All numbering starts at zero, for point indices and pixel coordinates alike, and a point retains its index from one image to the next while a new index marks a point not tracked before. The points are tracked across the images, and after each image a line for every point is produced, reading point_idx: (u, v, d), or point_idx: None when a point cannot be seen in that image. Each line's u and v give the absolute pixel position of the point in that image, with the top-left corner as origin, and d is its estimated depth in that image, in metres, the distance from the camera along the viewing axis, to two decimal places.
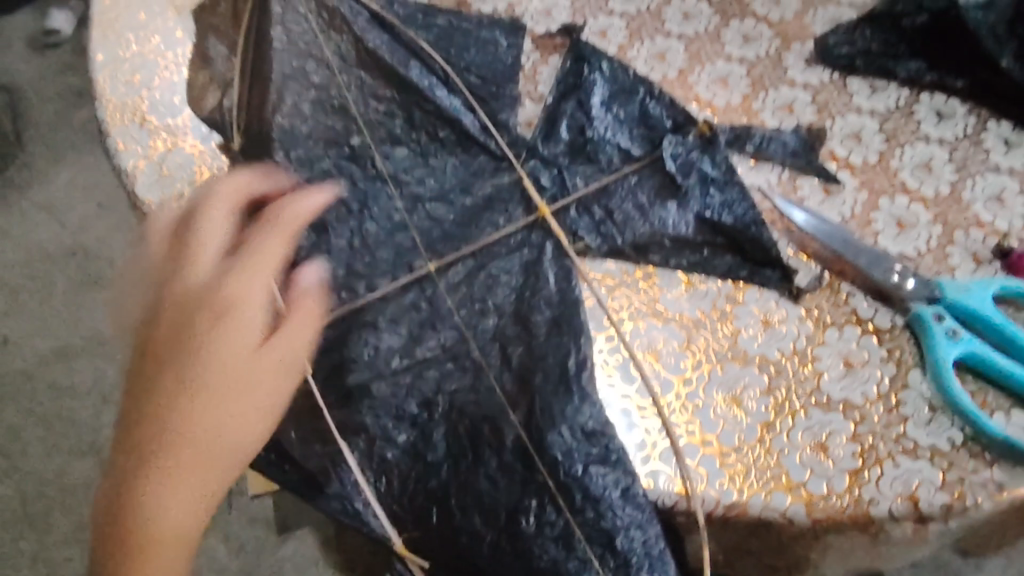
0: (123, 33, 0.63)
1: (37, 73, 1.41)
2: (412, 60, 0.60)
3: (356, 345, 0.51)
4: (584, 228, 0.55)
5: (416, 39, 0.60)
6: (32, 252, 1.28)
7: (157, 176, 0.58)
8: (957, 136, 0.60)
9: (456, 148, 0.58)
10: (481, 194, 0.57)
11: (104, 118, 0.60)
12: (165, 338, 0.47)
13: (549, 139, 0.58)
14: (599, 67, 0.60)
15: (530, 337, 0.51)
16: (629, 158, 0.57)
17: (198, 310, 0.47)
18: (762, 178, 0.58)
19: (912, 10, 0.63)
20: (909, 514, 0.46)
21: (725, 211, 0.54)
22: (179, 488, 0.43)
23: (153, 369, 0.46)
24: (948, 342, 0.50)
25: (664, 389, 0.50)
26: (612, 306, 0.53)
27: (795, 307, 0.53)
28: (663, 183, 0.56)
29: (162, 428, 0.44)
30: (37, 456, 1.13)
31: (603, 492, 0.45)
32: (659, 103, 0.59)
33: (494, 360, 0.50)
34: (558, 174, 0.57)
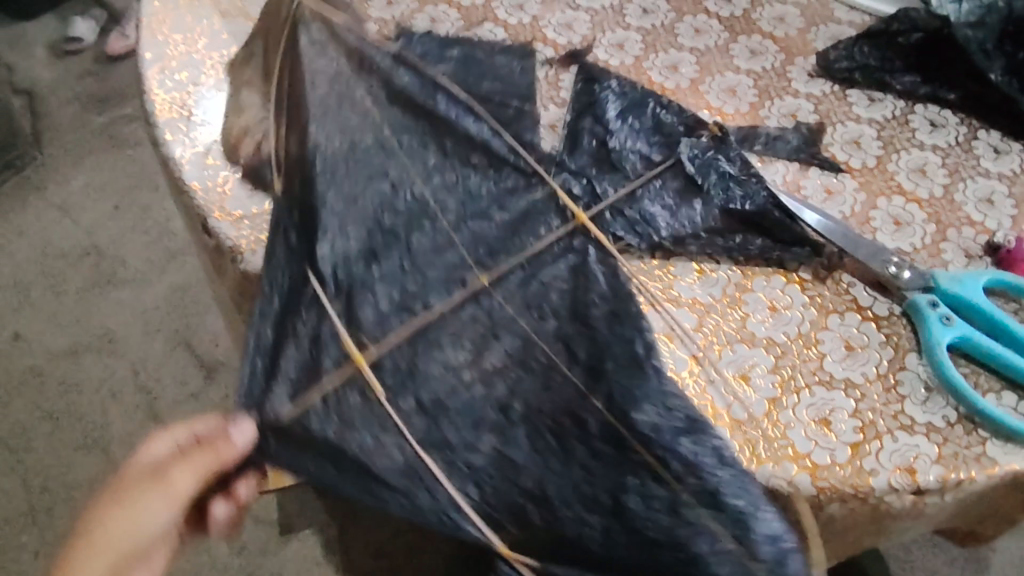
0: (171, 34, 0.69)
1: (60, 78, 1.49)
2: (438, 93, 0.62)
3: (425, 360, 0.51)
4: (620, 229, 0.59)
5: (437, 76, 0.63)
6: (46, 251, 1.31)
7: (202, 165, 0.63)
8: (949, 144, 0.64)
9: (489, 170, 0.60)
10: (506, 185, 0.60)
11: (154, 109, 0.66)
12: None
13: (574, 152, 0.63)
14: (609, 85, 0.65)
15: (593, 334, 0.52)
16: (651, 163, 0.62)
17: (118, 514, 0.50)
18: (769, 177, 0.62)
19: (908, 29, 0.69)
20: (908, 485, 0.49)
21: (746, 203, 0.60)
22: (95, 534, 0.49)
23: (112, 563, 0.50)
24: (943, 327, 0.54)
25: (678, 366, 0.53)
26: (631, 290, 0.56)
27: (800, 295, 0.57)
28: (686, 184, 0.61)
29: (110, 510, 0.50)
30: (44, 450, 1.15)
31: (697, 458, 0.46)
32: (669, 112, 0.64)
33: (562, 361, 0.51)
34: (588, 184, 0.61)
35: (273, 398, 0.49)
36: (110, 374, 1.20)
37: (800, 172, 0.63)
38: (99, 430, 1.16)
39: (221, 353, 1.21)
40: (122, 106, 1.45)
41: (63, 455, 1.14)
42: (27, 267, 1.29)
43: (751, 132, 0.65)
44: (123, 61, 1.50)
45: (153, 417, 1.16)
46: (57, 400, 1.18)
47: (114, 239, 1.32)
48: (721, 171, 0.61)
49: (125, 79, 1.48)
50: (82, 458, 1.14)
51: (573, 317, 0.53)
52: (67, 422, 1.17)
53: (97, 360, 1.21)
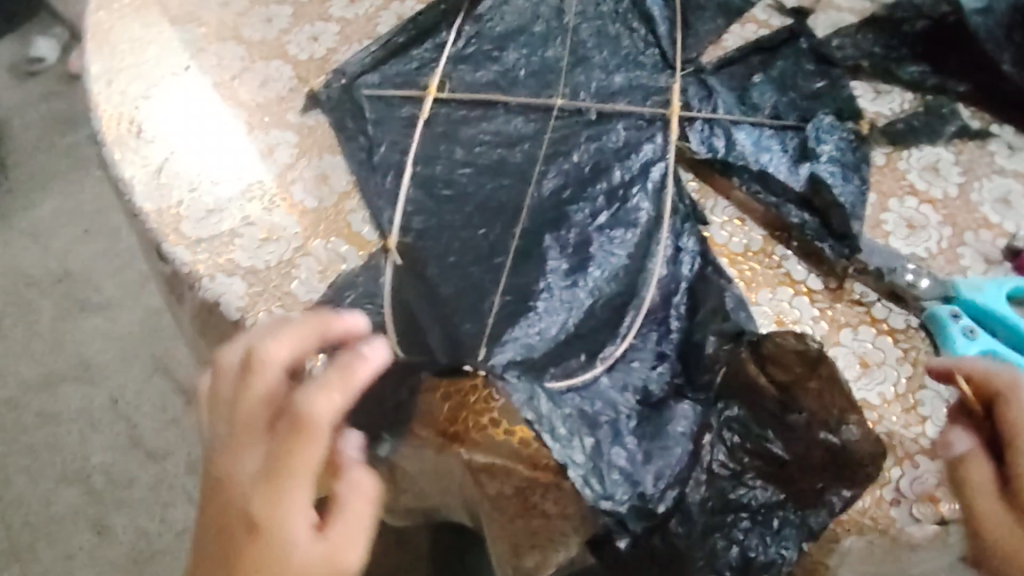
0: (117, 44, 0.64)
1: (21, 100, 1.43)
2: (697, 120, 0.59)
3: (446, 151, 0.58)
4: (696, 137, 0.59)
5: (715, 149, 0.58)
6: (17, 279, 1.28)
7: (154, 184, 0.58)
8: (964, 137, 0.59)
9: (493, 175, 0.57)
10: (514, 163, 0.58)
11: (100, 127, 0.61)
12: (250, 511, 0.39)
13: (706, 145, 0.58)
14: (725, 128, 0.59)
15: (645, 267, 0.54)
16: (731, 143, 0.58)
17: (247, 453, 0.40)
18: (709, 144, 0.58)
19: (911, 15, 0.62)
20: (931, 516, 0.46)
21: (764, 154, 0.57)
22: (230, 448, 0.41)
23: (219, 508, 0.40)
24: (967, 340, 0.50)
25: (801, 275, 0.54)
26: (750, 212, 0.56)
27: (810, 308, 0.53)
28: (797, 153, 0.57)
29: (223, 513, 0.40)
30: (21, 486, 1.13)
31: (621, 461, 0.46)
32: (746, 135, 0.58)
33: (594, 201, 0.56)
34: (707, 138, 0.58)
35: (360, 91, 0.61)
36: (88, 403, 1.18)
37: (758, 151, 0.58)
38: (79, 461, 1.14)
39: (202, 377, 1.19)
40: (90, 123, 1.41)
41: (44, 489, 1.12)
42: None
43: (712, 95, 0.60)
44: None
45: (135, 445, 1.15)
46: (33, 433, 1.16)
47: (87, 263, 1.29)
48: (792, 175, 0.56)
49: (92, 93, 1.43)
50: (63, 490, 1.12)
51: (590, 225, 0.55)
52: (45, 453, 1.15)
53: (75, 390, 1.19)
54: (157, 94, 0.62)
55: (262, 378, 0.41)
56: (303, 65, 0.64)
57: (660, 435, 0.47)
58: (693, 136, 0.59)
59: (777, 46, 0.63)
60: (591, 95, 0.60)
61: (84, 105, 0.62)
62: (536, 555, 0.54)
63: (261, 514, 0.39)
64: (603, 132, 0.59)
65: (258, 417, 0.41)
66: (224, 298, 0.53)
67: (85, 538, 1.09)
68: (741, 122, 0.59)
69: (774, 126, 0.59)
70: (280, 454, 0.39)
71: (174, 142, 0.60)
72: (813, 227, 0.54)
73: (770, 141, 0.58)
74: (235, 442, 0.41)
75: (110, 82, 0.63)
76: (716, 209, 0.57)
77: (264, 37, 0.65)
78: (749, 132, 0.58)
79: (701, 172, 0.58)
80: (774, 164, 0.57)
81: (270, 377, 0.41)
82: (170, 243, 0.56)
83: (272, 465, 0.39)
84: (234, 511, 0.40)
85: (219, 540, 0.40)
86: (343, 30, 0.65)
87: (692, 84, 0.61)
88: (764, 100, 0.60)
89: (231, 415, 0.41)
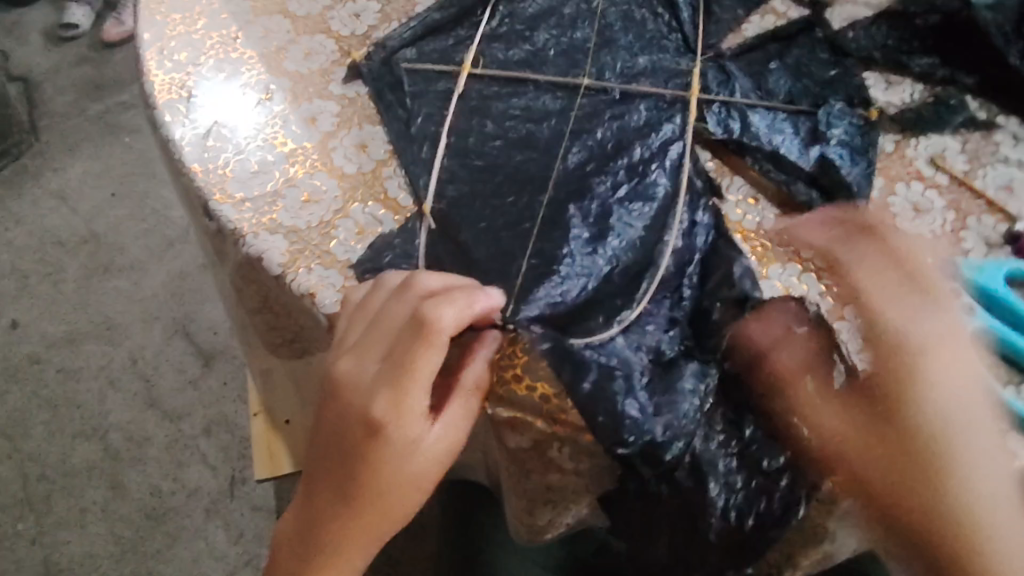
0: (169, 13, 0.67)
1: (53, 65, 1.47)
2: (714, 102, 0.62)
3: (481, 126, 0.61)
4: (713, 118, 0.61)
5: (732, 130, 0.60)
6: (43, 239, 1.32)
7: (203, 147, 0.61)
8: (971, 128, 0.62)
9: (524, 148, 0.60)
10: (543, 138, 0.60)
11: (152, 91, 0.64)
12: (376, 407, 0.46)
13: (723, 126, 0.61)
14: (740, 111, 0.61)
15: (662, 238, 0.56)
16: (746, 125, 0.61)
17: (374, 382, 0.47)
18: (726, 126, 0.61)
19: (924, 10, 0.65)
20: None
21: (778, 136, 0.60)
22: (358, 359, 0.48)
23: (342, 410, 0.48)
24: (965, 317, 0.53)
25: None
26: (766, 191, 0.60)
27: (817, 283, 0.56)
28: (809, 136, 0.61)
29: (348, 411, 0.47)
30: (41, 438, 1.17)
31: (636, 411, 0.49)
32: (761, 118, 0.61)
33: (618, 176, 0.58)
34: (724, 119, 0.61)
35: (399, 57, 0.64)
36: (109, 362, 1.21)
37: (773, 131, 0.61)
38: (98, 418, 1.17)
39: (221, 341, 1.23)
40: (119, 90, 1.45)
41: (62, 443, 1.16)
42: (22, 256, 1.30)
43: (730, 77, 0.63)
44: (120, 44, 1.50)
45: (153, 405, 1.18)
46: (55, 388, 1.20)
47: (112, 226, 1.32)
48: (802, 158, 0.59)
49: (123, 63, 1.47)
50: (81, 445, 1.16)
51: (611, 198, 0.57)
52: (65, 409, 1.18)
53: (96, 348, 1.22)
54: (208, 62, 0.65)
55: (353, 348, 0.49)
56: (346, 40, 0.67)
57: (672, 389, 0.50)
58: (711, 116, 0.61)
59: (793, 35, 0.65)
60: (617, 76, 0.63)
61: (137, 71, 0.65)
62: (548, 511, 0.57)
63: (386, 417, 0.46)
64: (625, 110, 0.61)
65: (380, 345, 0.48)
66: (268, 254, 0.57)
67: (100, 492, 1.12)
68: (755, 106, 0.62)
69: (789, 110, 0.62)
70: (406, 360, 0.46)
71: (222, 107, 0.63)
72: (821, 203, 0.58)
73: (783, 124, 0.61)
74: (360, 349, 0.48)
75: (161, 49, 0.65)
76: (733, 186, 0.60)
77: (308, 12, 0.68)
78: (764, 115, 0.61)
79: (720, 152, 0.61)
80: (786, 146, 0.60)
81: (377, 367, 0.47)
82: (216, 201, 0.59)
83: (390, 374, 0.47)
84: (350, 419, 0.47)
85: (343, 452, 0.48)
86: (384, 8, 0.68)
87: (711, 66, 0.63)
88: (779, 86, 0.63)
89: (366, 341, 0.48)
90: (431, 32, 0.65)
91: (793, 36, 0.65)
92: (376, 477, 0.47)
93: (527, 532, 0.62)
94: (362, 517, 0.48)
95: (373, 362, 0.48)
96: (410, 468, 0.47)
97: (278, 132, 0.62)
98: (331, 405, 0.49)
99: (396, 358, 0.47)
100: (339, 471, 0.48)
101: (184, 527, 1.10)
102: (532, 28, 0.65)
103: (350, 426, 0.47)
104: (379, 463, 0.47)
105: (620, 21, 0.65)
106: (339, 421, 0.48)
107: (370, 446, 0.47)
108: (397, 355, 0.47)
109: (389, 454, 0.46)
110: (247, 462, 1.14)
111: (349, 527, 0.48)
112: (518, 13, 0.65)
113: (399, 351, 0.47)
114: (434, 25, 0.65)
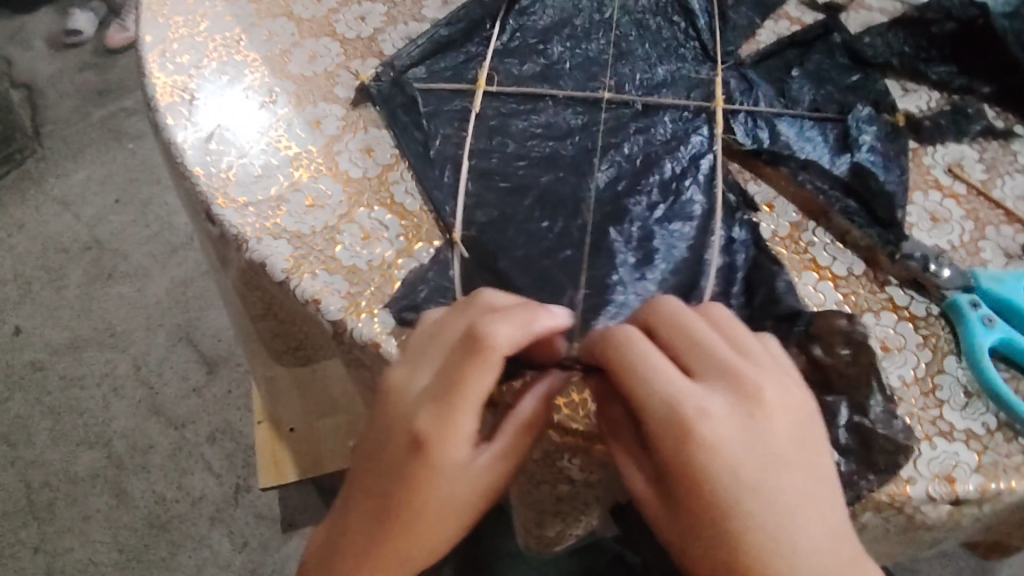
0: (171, 16, 0.67)
1: (58, 71, 1.47)
2: (739, 112, 0.61)
3: (490, 134, 0.60)
4: (741, 128, 0.60)
5: (762, 139, 0.60)
6: (47, 246, 1.31)
7: (205, 150, 0.60)
8: (988, 137, 0.61)
9: (532, 155, 0.59)
10: (553, 145, 0.59)
11: (154, 93, 0.63)
12: (420, 424, 0.43)
13: (752, 135, 0.60)
14: (766, 120, 0.61)
15: (702, 253, 0.55)
16: (775, 135, 0.60)
17: (421, 397, 0.44)
18: (754, 135, 0.60)
19: (940, 17, 0.64)
20: (946, 495, 0.48)
21: (808, 143, 0.60)
22: (408, 373, 0.45)
23: (383, 427, 0.44)
24: (985, 329, 0.52)
25: (825, 261, 0.56)
26: (786, 197, 0.58)
27: (834, 292, 0.55)
28: (837, 142, 0.60)
29: (388, 427, 0.44)
30: (43, 446, 1.15)
31: None
32: (789, 127, 0.61)
33: (654, 194, 0.57)
34: (752, 129, 0.60)
35: (413, 72, 0.63)
36: (111, 369, 1.20)
37: (803, 140, 0.60)
38: (101, 425, 1.16)
39: (224, 348, 1.22)
40: (122, 96, 1.45)
41: (64, 451, 1.15)
42: (26, 263, 1.29)
43: (752, 85, 0.62)
44: (124, 50, 1.50)
45: (155, 412, 1.17)
46: (57, 395, 1.19)
47: (115, 233, 1.32)
48: (836, 164, 0.59)
49: (126, 69, 1.47)
50: (83, 453, 1.15)
51: (648, 215, 0.56)
52: (68, 416, 1.17)
53: (98, 355, 1.22)
54: (211, 64, 0.64)
55: (403, 363, 0.46)
56: (350, 43, 0.66)
57: None
58: (738, 126, 0.60)
59: (810, 41, 0.65)
60: (636, 87, 0.62)
61: (138, 73, 0.64)
62: (558, 524, 0.56)
63: (427, 432, 0.42)
64: (649, 123, 0.60)
65: (433, 362, 0.45)
66: (271, 261, 0.55)
67: (102, 500, 1.11)
68: (782, 115, 0.61)
69: (813, 118, 0.61)
70: (457, 376, 0.43)
71: (224, 111, 0.62)
72: (862, 214, 0.56)
73: (811, 131, 0.61)
74: (411, 366, 0.45)
75: (163, 51, 0.65)
76: (759, 192, 0.58)
77: (313, 14, 0.67)
78: (790, 124, 0.61)
79: (750, 165, 0.59)
80: (818, 152, 0.59)
81: (426, 383, 0.44)
82: (219, 205, 0.58)
83: (439, 389, 0.43)
84: (389, 435, 0.44)
85: (375, 471, 0.44)
86: (390, 12, 0.68)
87: (733, 75, 0.63)
88: (802, 93, 0.62)
89: (419, 357, 0.46)
90: (439, 50, 0.64)
91: (809, 40, 0.65)
92: (410, 502, 0.43)
93: (539, 543, 0.60)
94: (391, 550, 0.43)
95: (423, 378, 0.45)
96: (448, 498, 0.43)
97: (282, 136, 0.61)
98: (373, 424, 0.45)
99: (446, 374, 0.43)
100: (371, 492, 0.44)
101: (187, 536, 1.09)
102: (540, 32, 0.64)
103: (388, 444, 0.44)
104: (413, 486, 0.42)
105: (630, 28, 0.65)
106: (378, 438, 0.44)
107: (406, 465, 0.43)
108: (449, 370, 0.43)
109: (426, 478, 0.42)
110: (251, 471, 1.13)
111: (370, 561, 0.44)
112: (526, 20, 0.65)
113: (450, 367, 0.43)
114: (442, 43, 0.64)
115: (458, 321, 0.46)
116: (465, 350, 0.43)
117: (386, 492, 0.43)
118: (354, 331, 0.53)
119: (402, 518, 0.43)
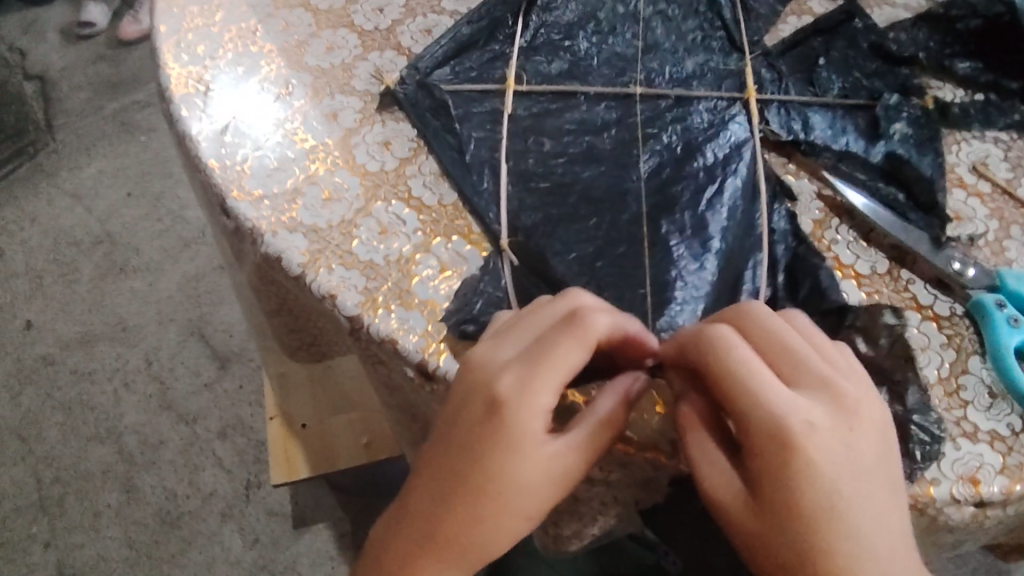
0: (186, 7, 0.66)
1: (70, 64, 1.47)
2: (773, 103, 0.61)
3: (511, 126, 0.59)
4: (776, 119, 0.60)
5: (797, 129, 0.59)
6: (59, 240, 1.31)
7: (219, 142, 0.60)
8: (1013, 136, 0.60)
9: (553, 150, 0.58)
10: (572, 140, 0.59)
11: (169, 84, 0.62)
12: (502, 392, 0.41)
13: (787, 126, 0.60)
14: (800, 110, 0.60)
15: (747, 240, 0.55)
16: (811, 124, 0.60)
17: (506, 366, 0.42)
18: (789, 126, 0.60)
19: (966, 13, 0.63)
20: (971, 497, 0.47)
21: (843, 133, 0.59)
22: (495, 344, 0.43)
23: (461, 393, 0.42)
24: (1011, 329, 0.51)
25: (847, 259, 0.55)
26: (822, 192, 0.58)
27: (857, 291, 0.54)
28: (870, 130, 0.59)
29: (467, 394, 0.42)
30: (54, 440, 1.16)
31: None
32: (823, 116, 0.60)
33: (702, 179, 0.57)
34: (787, 119, 0.60)
35: (438, 76, 0.62)
36: (122, 363, 1.20)
37: (838, 129, 0.60)
38: (112, 420, 1.16)
39: (235, 343, 1.22)
40: (134, 89, 1.45)
41: (76, 445, 1.15)
42: (38, 257, 1.30)
43: (783, 77, 0.62)
44: (137, 44, 1.50)
45: (166, 407, 1.17)
46: (68, 389, 1.19)
47: (127, 227, 1.32)
48: (872, 153, 0.58)
49: (138, 62, 1.47)
50: (95, 447, 1.15)
51: (694, 204, 0.56)
52: (79, 410, 1.17)
53: (110, 349, 1.22)
54: (226, 55, 0.64)
55: (491, 336, 0.44)
56: (368, 34, 0.66)
57: None
58: (773, 117, 0.60)
59: (833, 26, 0.64)
60: (665, 80, 0.62)
61: (152, 65, 0.64)
62: (573, 523, 0.56)
63: (510, 396, 0.41)
64: (686, 113, 0.60)
65: (524, 337, 0.43)
66: (286, 255, 0.55)
67: (113, 494, 1.11)
68: (813, 106, 0.60)
69: (844, 106, 0.60)
70: (548, 349, 0.41)
71: (240, 103, 0.62)
72: (905, 202, 0.57)
73: (843, 121, 0.60)
74: (499, 338, 0.43)
75: (178, 42, 0.64)
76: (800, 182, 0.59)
77: (330, 5, 0.67)
78: (823, 115, 0.60)
79: (791, 156, 0.60)
80: (853, 141, 0.59)
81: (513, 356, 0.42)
82: (233, 198, 0.57)
83: (528, 359, 0.41)
84: (468, 400, 0.42)
85: (448, 440, 0.42)
86: (408, 3, 0.67)
87: (763, 67, 0.62)
88: (830, 82, 0.61)
89: (510, 331, 0.44)
90: (460, 53, 0.63)
91: (831, 28, 0.64)
92: (482, 473, 0.40)
93: (554, 544, 0.60)
94: (453, 520, 0.41)
95: (511, 349, 0.42)
96: (521, 477, 0.40)
97: (298, 128, 0.61)
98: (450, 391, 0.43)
99: (539, 348, 0.41)
100: (442, 458, 0.42)
101: (198, 532, 1.08)
102: (560, 24, 0.64)
103: (466, 409, 0.42)
104: (485, 456, 0.40)
105: (651, 20, 0.64)
106: (454, 404, 0.42)
107: (483, 432, 0.41)
108: (542, 344, 0.41)
109: (500, 448, 0.40)
110: (262, 466, 1.13)
111: (431, 538, 0.41)
112: (547, 10, 0.64)
113: (541, 343, 0.42)
114: (462, 44, 0.63)
115: (557, 304, 0.44)
116: (563, 329, 0.41)
117: (458, 460, 0.41)
118: (370, 326, 0.53)
119: (470, 487, 0.41)
